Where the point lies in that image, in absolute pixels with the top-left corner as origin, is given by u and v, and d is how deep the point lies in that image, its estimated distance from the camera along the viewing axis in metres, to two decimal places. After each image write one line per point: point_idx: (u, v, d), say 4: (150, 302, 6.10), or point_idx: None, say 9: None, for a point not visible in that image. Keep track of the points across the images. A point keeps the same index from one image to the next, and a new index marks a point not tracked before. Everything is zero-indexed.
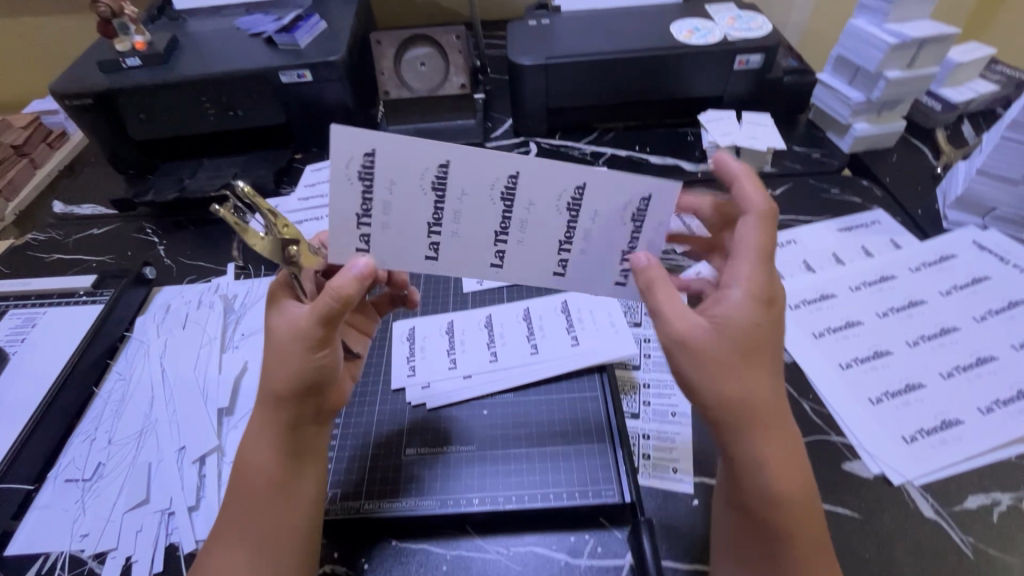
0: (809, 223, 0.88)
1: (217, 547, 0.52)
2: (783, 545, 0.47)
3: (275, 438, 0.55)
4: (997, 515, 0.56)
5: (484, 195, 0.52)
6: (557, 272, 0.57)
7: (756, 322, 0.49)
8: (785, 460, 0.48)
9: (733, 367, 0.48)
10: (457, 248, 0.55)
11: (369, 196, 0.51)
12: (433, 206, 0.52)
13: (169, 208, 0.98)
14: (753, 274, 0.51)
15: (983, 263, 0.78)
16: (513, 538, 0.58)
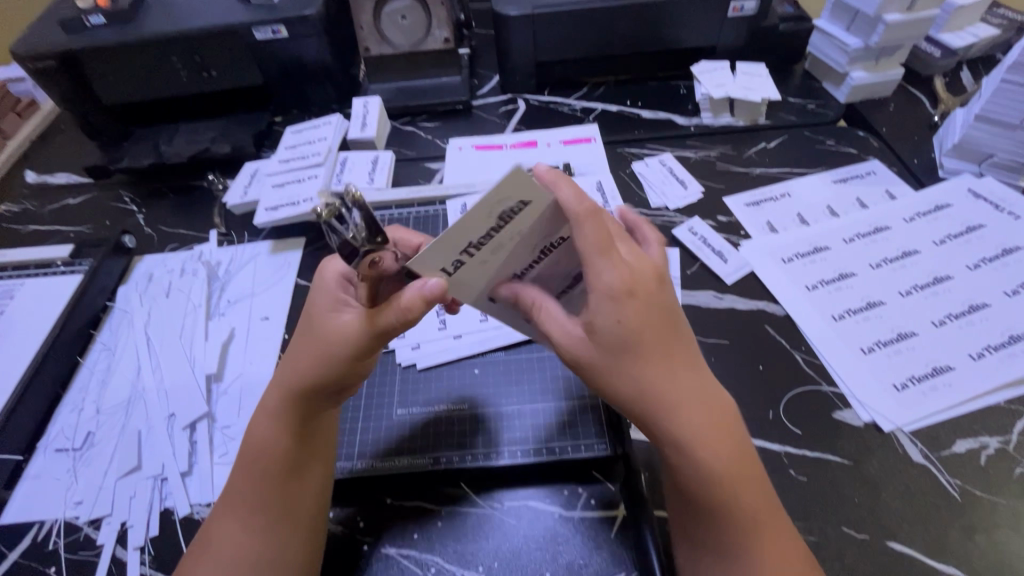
0: (803, 176, 0.86)
1: (222, 521, 0.51)
2: (726, 531, 0.44)
3: (284, 421, 0.52)
4: (984, 458, 0.57)
5: (531, 244, 0.45)
6: (520, 314, 0.53)
7: (618, 321, 0.43)
8: (702, 451, 0.44)
9: (617, 371, 0.44)
10: (472, 275, 0.45)
11: (491, 237, 0.41)
12: (491, 237, 0.41)
13: (146, 176, 0.94)
14: (605, 265, 0.43)
15: (978, 212, 0.77)
16: (507, 493, 0.58)
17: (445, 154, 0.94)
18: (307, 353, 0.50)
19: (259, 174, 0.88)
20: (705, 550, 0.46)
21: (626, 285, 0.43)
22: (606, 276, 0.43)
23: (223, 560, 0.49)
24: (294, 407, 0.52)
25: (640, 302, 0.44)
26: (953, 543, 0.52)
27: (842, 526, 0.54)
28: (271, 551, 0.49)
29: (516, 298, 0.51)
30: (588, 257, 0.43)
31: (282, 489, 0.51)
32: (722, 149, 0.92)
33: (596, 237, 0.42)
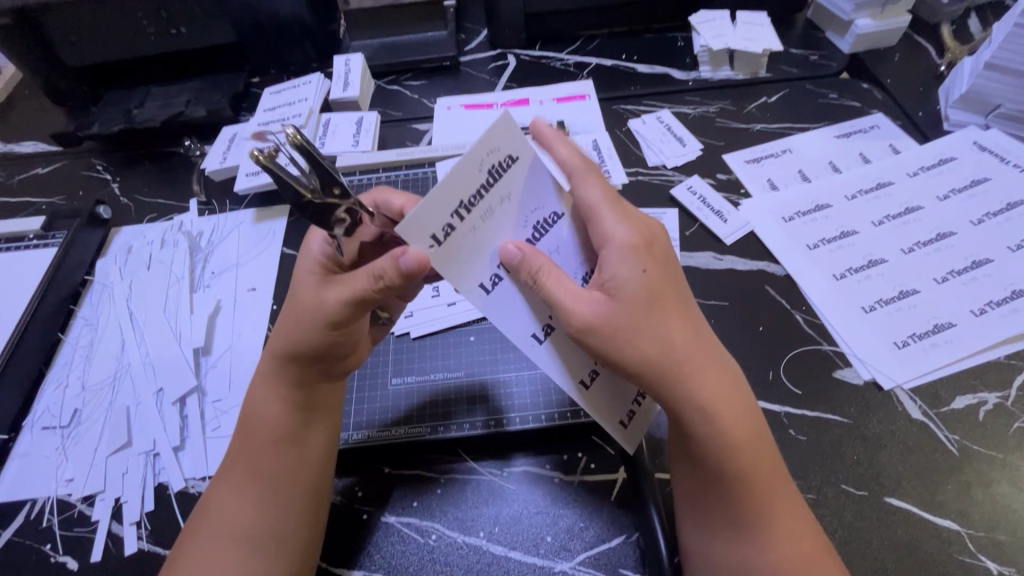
0: (805, 131, 0.83)
1: (223, 488, 0.50)
2: (741, 496, 0.43)
3: (284, 390, 0.51)
4: (983, 413, 0.57)
5: (524, 219, 0.42)
6: (534, 335, 0.45)
7: (643, 271, 0.42)
8: (723, 412, 0.43)
9: (643, 330, 0.42)
10: (468, 252, 0.40)
11: (485, 193, 0.39)
12: (483, 195, 0.39)
13: (118, 142, 0.90)
14: (619, 217, 0.43)
15: (983, 165, 0.75)
16: (506, 460, 0.58)
17: (433, 114, 0.90)
18: (295, 323, 0.48)
19: (238, 139, 0.84)
20: (720, 524, 0.45)
21: (642, 236, 0.44)
22: (621, 226, 0.43)
23: (225, 527, 0.49)
24: (292, 376, 0.50)
25: (656, 255, 0.44)
26: (950, 497, 0.53)
27: (841, 484, 0.54)
28: (272, 521, 0.49)
29: (522, 307, 0.44)
30: (599, 207, 0.43)
31: (282, 458, 0.50)
32: (721, 104, 0.88)
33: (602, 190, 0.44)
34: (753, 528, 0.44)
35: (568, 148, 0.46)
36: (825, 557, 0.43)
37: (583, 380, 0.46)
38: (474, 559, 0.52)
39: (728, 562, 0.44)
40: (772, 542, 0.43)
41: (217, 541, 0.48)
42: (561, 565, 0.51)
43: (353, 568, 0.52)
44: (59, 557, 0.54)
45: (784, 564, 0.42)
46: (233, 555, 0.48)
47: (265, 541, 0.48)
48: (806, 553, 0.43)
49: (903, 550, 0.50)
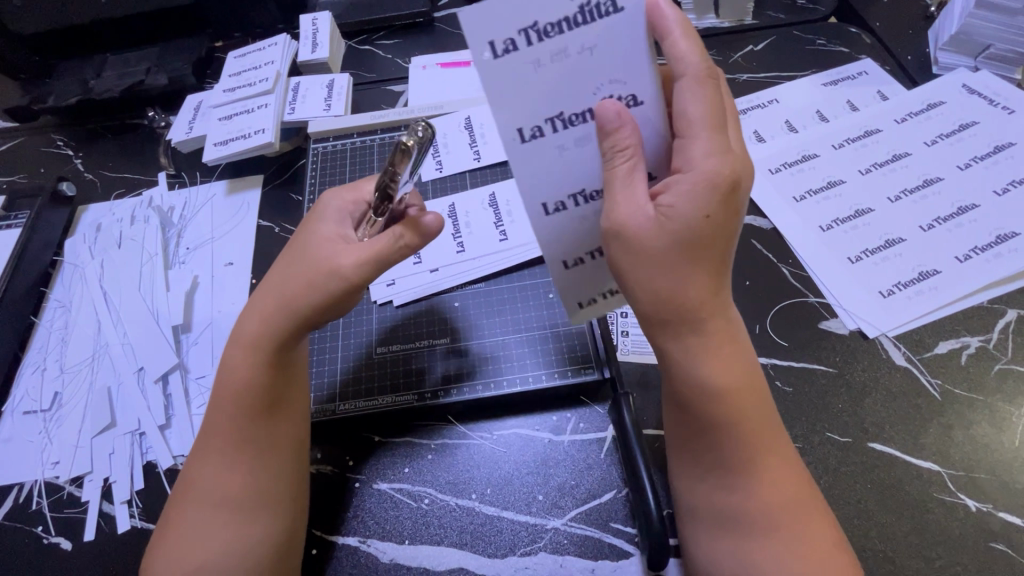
0: (792, 80, 0.81)
1: (203, 457, 0.49)
2: (732, 443, 0.42)
3: (262, 353, 0.49)
4: (965, 357, 0.58)
5: (593, 86, 0.37)
6: (543, 205, 0.40)
7: (703, 215, 0.38)
8: (730, 362, 0.41)
9: (673, 265, 0.39)
10: (517, 90, 0.35)
11: (568, 27, 0.34)
12: (563, 29, 0.34)
13: (78, 115, 0.85)
14: (710, 148, 0.38)
15: (971, 108, 0.73)
16: (495, 423, 0.58)
17: (407, 74, 0.85)
18: (298, 274, 0.49)
19: (203, 107, 0.80)
20: (707, 468, 0.43)
21: (729, 177, 0.38)
22: (710, 159, 0.38)
23: (212, 495, 0.48)
24: (272, 337, 0.49)
25: (732, 204, 0.39)
26: (932, 439, 0.54)
27: (825, 432, 0.55)
28: (261, 487, 0.48)
29: (549, 173, 0.39)
30: (697, 128, 0.38)
31: (263, 422, 0.49)
32: (706, 54, 0.85)
33: (704, 111, 0.38)
34: (740, 474, 0.42)
35: (686, 46, 0.38)
36: (811, 501, 0.43)
37: (565, 260, 0.43)
38: (468, 521, 0.52)
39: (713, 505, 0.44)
40: (758, 489, 0.42)
41: (207, 510, 0.47)
42: (553, 522, 0.52)
43: (345, 534, 0.53)
44: (52, 538, 0.54)
45: (768, 509, 0.42)
46: (222, 522, 0.47)
47: (253, 507, 0.47)
48: (790, 498, 0.42)
49: (885, 491, 0.51)
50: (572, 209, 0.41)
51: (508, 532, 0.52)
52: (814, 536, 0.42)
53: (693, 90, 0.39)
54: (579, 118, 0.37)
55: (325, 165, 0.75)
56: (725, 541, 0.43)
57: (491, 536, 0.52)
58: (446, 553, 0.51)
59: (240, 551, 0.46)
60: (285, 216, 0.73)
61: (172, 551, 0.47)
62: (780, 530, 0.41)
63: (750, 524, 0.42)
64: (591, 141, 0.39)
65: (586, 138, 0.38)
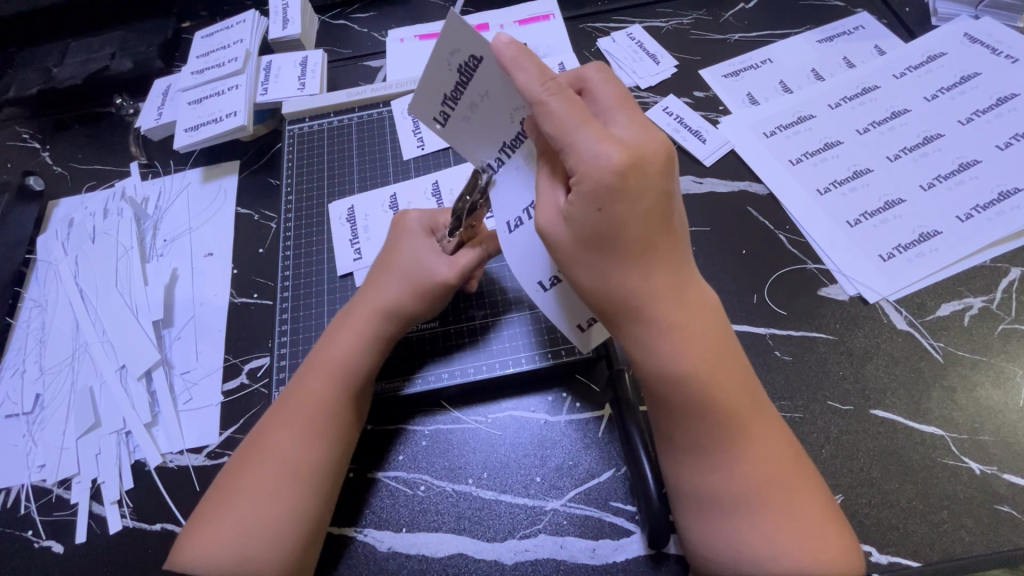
0: (787, 38, 0.77)
1: (276, 430, 0.48)
2: (700, 425, 0.41)
3: (373, 342, 0.52)
4: (968, 319, 0.56)
5: (507, 115, 0.39)
6: (507, 224, 0.42)
7: (597, 210, 0.35)
8: (680, 347, 0.39)
9: (588, 261, 0.37)
10: (469, 140, 0.40)
11: (465, 85, 0.37)
12: (463, 90, 0.38)
13: (43, 106, 0.82)
14: (597, 140, 0.35)
15: (972, 60, 0.70)
16: (490, 406, 0.56)
17: (384, 49, 0.82)
18: (399, 284, 0.52)
19: (174, 93, 0.76)
20: (682, 449, 0.42)
21: (621, 167, 0.34)
22: (593, 152, 0.35)
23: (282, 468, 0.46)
24: (384, 332, 0.52)
25: (633, 192, 0.35)
26: (936, 404, 0.52)
27: (827, 401, 0.53)
28: (333, 464, 0.48)
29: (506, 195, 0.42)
30: (569, 129, 0.35)
31: (351, 404, 0.50)
32: (696, 14, 0.81)
33: (575, 107, 0.36)
34: (717, 453, 0.41)
35: (525, 74, 0.35)
36: (792, 487, 0.41)
37: (542, 281, 0.44)
38: (464, 506, 0.51)
39: (688, 490, 0.43)
40: (741, 468, 0.41)
41: (270, 483, 0.45)
42: (552, 503, 0.51)
43: (342, 525, 0.51)
44: (43, 542, 0.53)
45: (751, 488, 0.41)
46: (280, 495, 0.45)
47: (322, 482, 0.47)
48: (776, 476, 0.41)
49: (890, 459, 0.50)
50: (529, 223, 0.42)
51: (507, 515, 0.51)
52: (802, 516, 0.41)
53: (544, 106, 0.35)
54: (517, 142, 0.41)
55: (303, 147, 0.72)
56: (706, 525, 0.42)
57: (489, 520, 0.51)
58: (445, 539, 0.50)
59: (295, 530, 0.44)
60: (265, 203, 0.71)
61: (220, 526, 0.44)
62: (768, 505, 0.40)
63: (737, 505, 0.41)
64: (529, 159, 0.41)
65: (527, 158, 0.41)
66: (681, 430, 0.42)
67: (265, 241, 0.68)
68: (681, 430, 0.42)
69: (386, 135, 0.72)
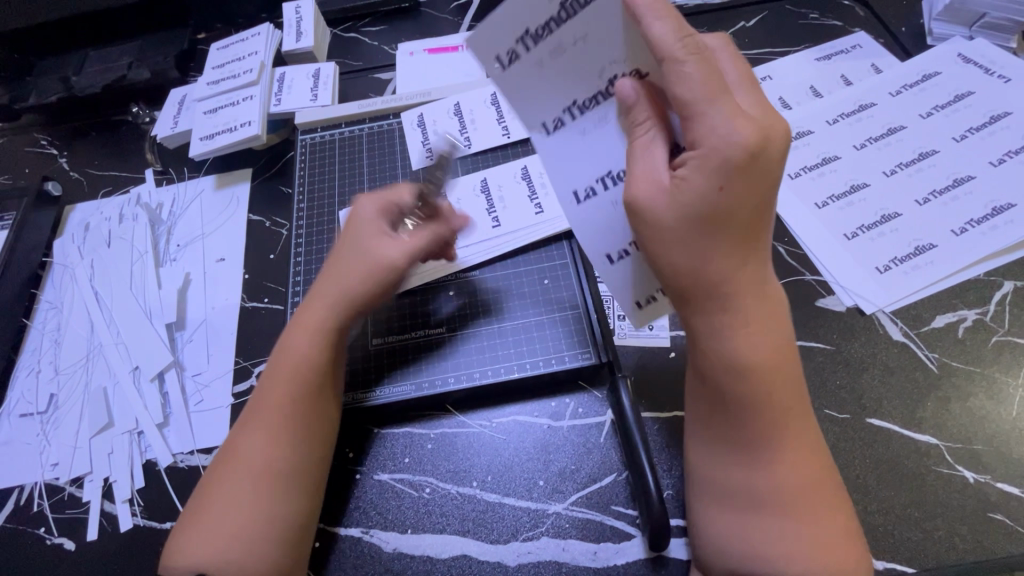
0: (786, 56, 0.80)
1: (240, 434, 0.49)
2: (764, 416, 0.42)
3: (326, 335, 0.50)
4: (962, 331, 0.58)
5: (597, 72, 0.39)
6: (575, 194, 0.44)
7: (718, 187, 0.37)
8: (760, 337, 0.41)
9: (684, 239, 0.39)
10: (534, 90, 0.40)
11: (556, 24, 0.37)
12: (552, 28, 0.37)
13: (62, 113, 0.84)
14: (723, 116, 0.36)
15: (966, 79, 0.72)
16: (494, 411, 0.58)
17: (394, 62, 0.84)
18: (344, 271, 0.51)
19: (189, 102, 0.79)
20: (738, 442, 0.43)
21: (747, 144, 0.36)
22: (726, 129, 0.36)
23: (254, 474, 0.47)
24: (338, 323, 0.50)
25: (750, 177, 0.37)
26: (930, 414, 0.54)
27: (824, 409, 0.55)
28: (296, 463, 0.48)
29: (575, 162, 0.43)
30: (700, 102, 0.36)
31: (302, 402, 0.49)
32: (698, 32, 0.83)
33: (708, 80, 0.36)
34: (766, 452, 0.42)
35: (661, 26, 0.36)
36: (827, 487, 0.43)
37: (610, 255, 0.46)
38: (469, 508, 0.53)
39: (732, 481, 0.43)
40: (779, 470, 0.42)
41: (234, 488, 0.47)
42: (554, 507, 0.52)
43: (349, 526, 0.53)
44: (55, 540, 0.54)
45: (786, 489, 0.42)
46: (241, 502, 0.46)
47: (281, 485, 0.47)
48: (813, 483, 0.42)
49: (885, 466, 0.52)
50: (601, 194, 0.44)
51: (510, 518, 0.52)
52: (830, 520, 0.42)
53: (680, 67, 0.36)
54: (591, 103, 0.41)
55: (314, 156, 0.74)
56: (741, 518, 0.43)
57: (493, 522, 0.52)
58: (449, 541, 0.51)
59: (280, 534, 0.46)
60: (276, 210, 0.72)
61: (202, 536, 0.45)
62: (797, 508, 0.42)
63: (768, 505, 0.42)
64: (609, 122, 0.41)
65: (605, 120, 0.41)
66: (739, 420, 0.42)
67: (277, 247, 0.69)
68: (738, 421, 0.42)
69: (395, 145, 0.74)
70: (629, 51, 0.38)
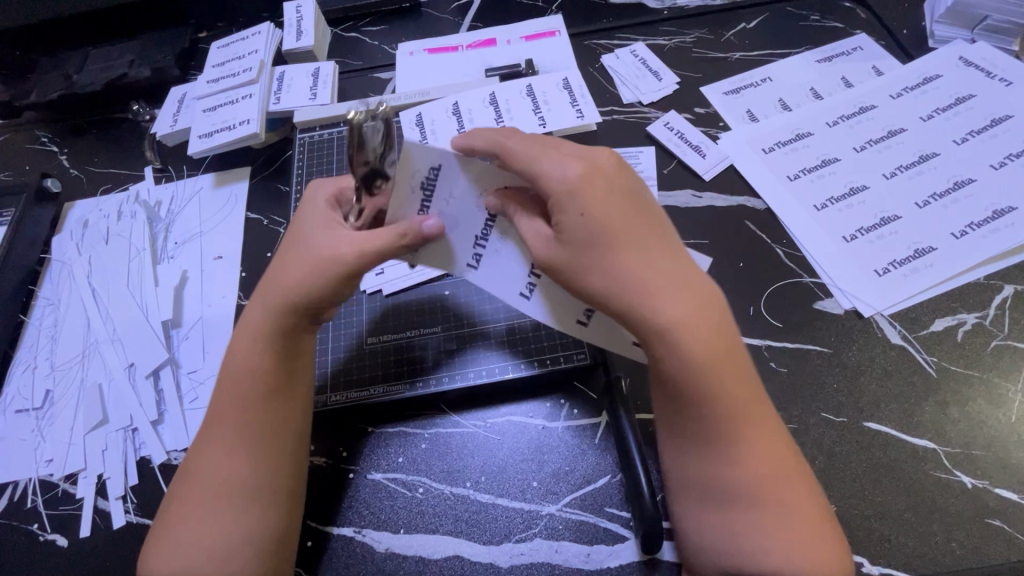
0: (786, 57, 0.79)
1: (201, 443, 0.48)
2: (710, 414, 0.42)
3: (271, 338, 0.48)
4: (961, 334, 0.57)
5: (472, 207, 0.47)
6: (521, 293, 0.49)
7: (579, 213, 0.42)
8: (692, 337, 0.41)
9: (595, 261, 0.42)
10: (448, 242, 0.48)
11: (428, 202, 0.46)
12: (428, 205, 0.47)
13: (63, 110, 0.84)
14: (557, 162, 0.44)
15: (967, 82, 0.72)
16: (488, 411, 0.57)
17: (394, 62, 0.84)
18: (303, 265, 0.47)
19: (189, 100, 0.79)
20: (691, 441, 0.44)
21: (580, 176, 0.44)
22: (559, 170, 0.43)
23: (217, 488, 0.46)
24: (280, 324, 0.48)
25: (599, 191, 0.43)
26: (928, 418, 0.53)
27: (821, 412, 0.54)
28: (257, 474, 0.47)
29: (506, 271, 0.49)
30: (534, 160, 0.44)
31: (260, 409, 0.48)
32: (699, 33, 0.83)
33: (528, 146, 0.46)
34: (722, 448, 0.42)
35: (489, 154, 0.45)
36: (791, 468, 0.43)
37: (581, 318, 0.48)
38: (462, 509, 0.52)
39: (701, 483, 0.44)
40: (739, 461, 0.42)
41: (202, 498, 0.46)
42: (548, 508, 0.52)
43: (342, 525, 0.52)
44: (48, 536, 0.54)
45: (753, 482, 0.42)
46: (211, 510, 0.46)
47: (245, 495, 0.46)
48: (779, 474, 0.42)
49: (882, 471, 0.51)
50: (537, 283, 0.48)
51: (503, 519, 0.52)
52: (800, 501, 0.42)
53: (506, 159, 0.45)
54: (487, 229, 0.48)
55: (313, 155, 0.74)
56: (717, 514, 0.43)
57: (486, 523, 0.51)
58: (442, 541, 0.51)
59: (259, 541, 0.45)
60: (274, 208, 0.72)
61: (173, 549, 0.45)
62: (768, 500, 0.42)
63: (737, 501, 0.42)
64: (505, 236, 0.48)
65: (504, 233, 0.47)
66: (688, 421, 0.43)
67: (274, 245, 0.69)
68: (687, 421, 0.43)
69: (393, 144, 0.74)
70: (474, 184, 0.46)
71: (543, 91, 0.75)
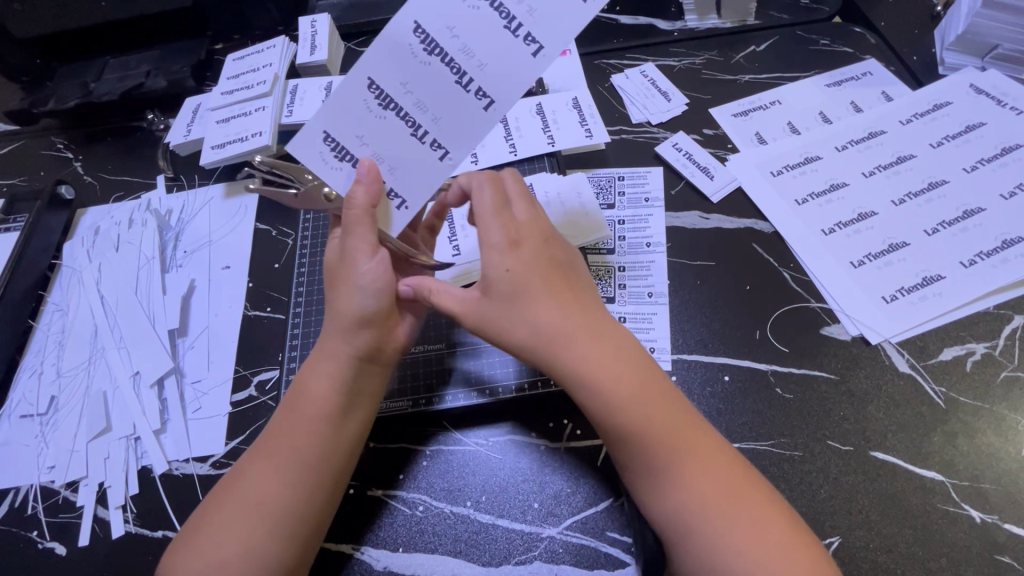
0: (796, 81, 0.80)
1: (253, 457, 0.49)
2: (641, 454, 0.45)
3: (342, 370, 0.49)
4: (970, 364, 0.57)
5: (366, 115, 0.44)
6: (483, 107, 0.43)
7: (505, 270, 0.46)
8: (600, 384, 0.45)
9: (513, 319, 0.47)
10: (407, 169, 0.45)
11: (348, 156, 0.45)
12: (345, 154, 0.45)
13: (78, 118, 0.85)
14: (495, 223, 0.48)
15: (978, 110, 0.72)
16: (490, 430, 0.57)
17: None
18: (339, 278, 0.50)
19: (203, 111, 0.80)
20: (643, 475, 0.45)
21: (508, 241, 0.47)
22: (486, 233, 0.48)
23: (244, 502, 0.47)
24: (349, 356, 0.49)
25: (524, 251, 0.48)
26: (935, 449, 0.53)
27: (827, 440, 0.54)
28: (295, 504, 0.47)
29: (465, 135, 0.44)
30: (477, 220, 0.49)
31: (312, 437, 0.48)
32: (708, 55, 0.84)
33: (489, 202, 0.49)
34: (663, 478, 0.44)
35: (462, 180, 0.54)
36: (748, 491, 0.44)
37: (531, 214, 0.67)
38: (462, 529, 0.52)
39: (651, 510, 0.45)
40: (681, 489, 0.44)
41: (236, 516, 0.46)
42: (548, 530, 0.51)
43: (339, 541, 0.52)
44: (46, 544, 0.54)
45: (701, 507, 0.43)
46: (244, 528, 0.46)
47: (278, 521, 0.46)
48: (727, 491, 0.44)
49: (888, 502, 0.50)
50: (469, 79, 0.43)
51: (503, 540, 0.51)
52: (764, 520, 0.43)
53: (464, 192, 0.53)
54: (409, 120, 0.44)
55: None
56: (676, 535, 0.44)
57: (486, 544, 0.51)
58: (441, 561, 0.51)
59: (269, 568, 0.45)
60: (283, 219, 0.73)
61: (189, 557, 0.46)
62: (725, 519, 0.43)
63: (691, 525, 0.43)
64: (419, 107, 0.43)
65: (422, 109, 0.43)
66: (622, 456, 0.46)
67: (281, 257, 0.70)
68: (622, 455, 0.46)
69: None
70: (337, 120, 0.44)
71: (553, 111, 0.76)
